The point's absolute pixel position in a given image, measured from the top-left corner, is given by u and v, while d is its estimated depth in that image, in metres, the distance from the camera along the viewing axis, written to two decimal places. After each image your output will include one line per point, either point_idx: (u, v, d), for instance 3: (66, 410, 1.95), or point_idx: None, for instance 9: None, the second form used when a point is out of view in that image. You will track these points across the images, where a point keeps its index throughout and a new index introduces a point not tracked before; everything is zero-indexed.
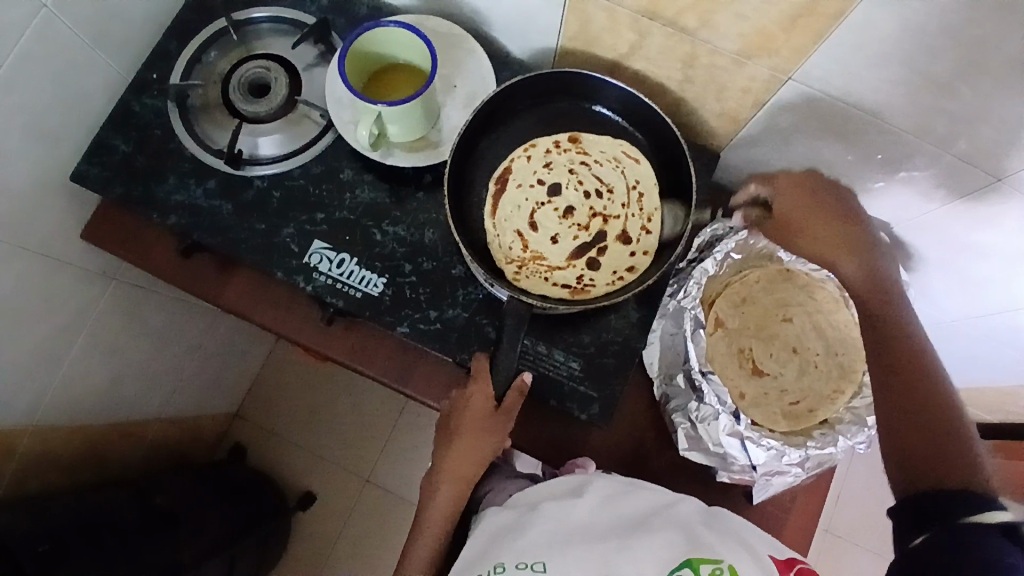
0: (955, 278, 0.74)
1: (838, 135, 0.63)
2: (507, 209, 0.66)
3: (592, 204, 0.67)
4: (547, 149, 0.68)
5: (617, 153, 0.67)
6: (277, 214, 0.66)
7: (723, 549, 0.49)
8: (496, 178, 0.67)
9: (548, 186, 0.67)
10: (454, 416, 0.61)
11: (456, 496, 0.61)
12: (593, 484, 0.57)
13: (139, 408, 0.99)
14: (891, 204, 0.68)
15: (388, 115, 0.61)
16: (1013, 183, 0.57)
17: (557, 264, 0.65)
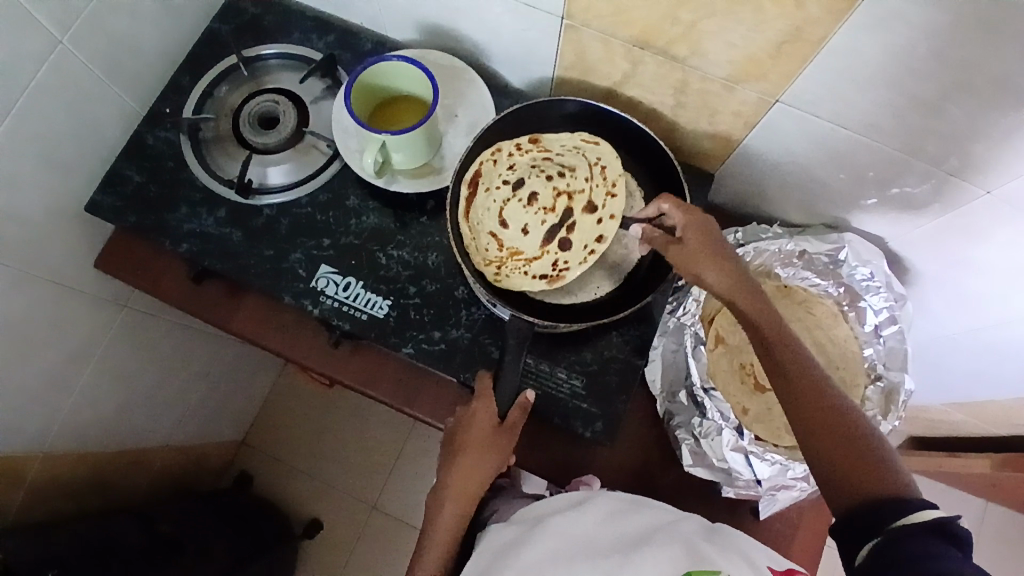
0: (949, 293, 0.75)
1: (829, 154, 0.64)
2: (478, 212, 0.66)
3: (556, 187, 0.67)
4: (510, 151, 0.68)
5: (575, 142, 0.68)
6: (285, 240, 0.68)
7: (723, 561, 0.49)
8: (466, 181, 0.67)
9: (513, 182, 0.67)
10: (457, 435, 0.62)
11: (459, 515, 0.60)
12: (595, 501, 0.58)
13: (147, 436, 1.00)
14: (886, 219, 0.70)
15: (392, 143, 0.63)
16: (1001, 196, 0.58)
17: (533, 256, 0.66)
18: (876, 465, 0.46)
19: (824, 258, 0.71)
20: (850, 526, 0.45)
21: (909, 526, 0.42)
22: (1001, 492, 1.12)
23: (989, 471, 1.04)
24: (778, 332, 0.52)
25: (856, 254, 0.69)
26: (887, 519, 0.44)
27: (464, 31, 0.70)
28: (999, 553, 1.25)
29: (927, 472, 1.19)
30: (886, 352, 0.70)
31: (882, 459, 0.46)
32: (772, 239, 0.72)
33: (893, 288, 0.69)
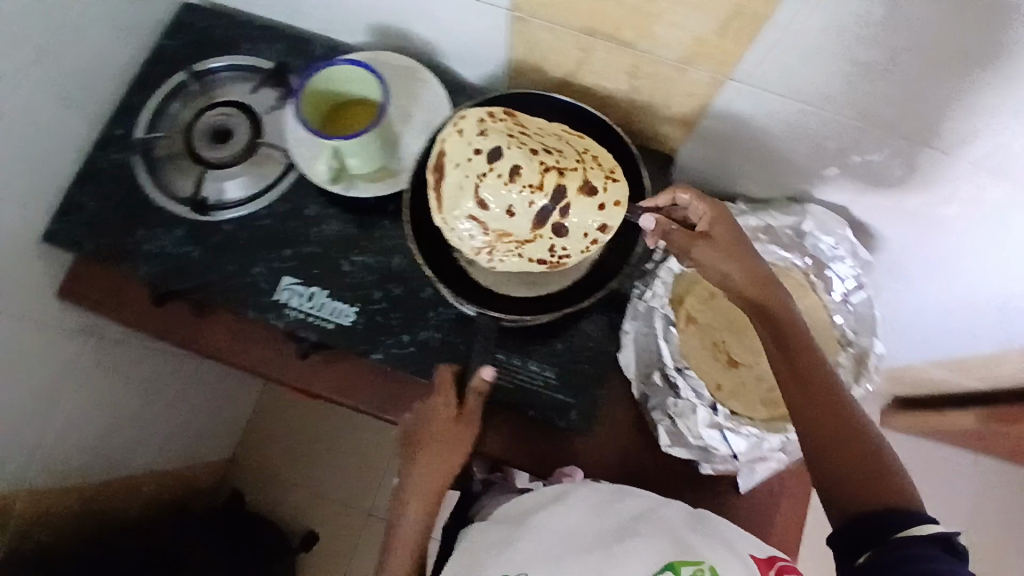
0: (916, 255, 0.76)
1: (785, 128, 0.64)
2: (451, 194, 0.59)
3: (543, 160, 0.57)
4: (481, 120, 0.59)
5: (557, 130, 0.61)
6: (247, 255, 0.67)
7: (707, 549, 0.50)
8: (432, 165, 0.60)
9: (488, 154, 0.58)
10: (416, 434, 0.61)
11: (424, 516, 0.60)
12: (578, 494, 0.58)
13: (133, 462, 0.99)
14: (848, 188, 0.70)
15: (346, 148, 0.61)
16: (958, 154, 0.58)
17: (525, 239, 0.59)
18: (885, 477, 0.47)
19: (789, 232, 0.72)
20: (851, 528, 0.46)
21: (909, 536, 0.43)
22: (990, 444, 1.13)
23: (975, 425, 1.05)
24: (799, 334, 0.52)
25: (821, 224, 0.70)
26: (891, 527, 0.44)
27: (413, 30, 0.69)
28: (995, 505, 1.25)
29: (915, 430, 1.20)
30: (857, 318, 0.70)
31: (891, 472, 0.47)
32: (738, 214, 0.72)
33: (859, 256, 0.70)
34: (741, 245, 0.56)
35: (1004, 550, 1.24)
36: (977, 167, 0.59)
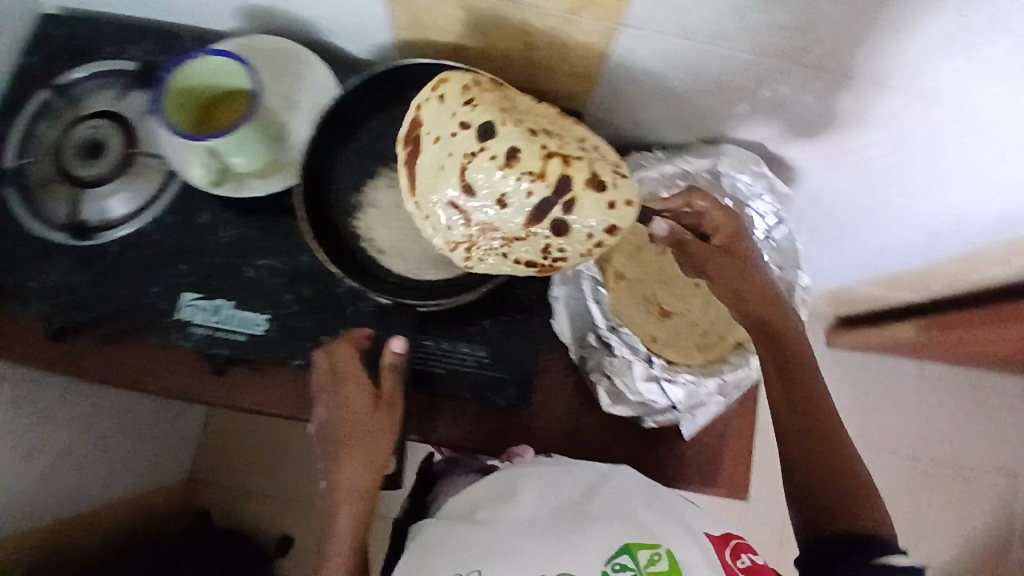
0: (836, 181, 0.75)
1: (688, 71, 0.62)
2: (429, 173, 0.52)
3: (543, 143, 0.50)
4: (464, 87, 0.53)
5: (549, 111, 0.54)
6: (142, 275, 0.63)
7: (663, 531, 0.51)
8: (408, 138, 0.54)
9: (477, 130, 0.50)
10: (336, 429, 0.59)
11: (357, 515, 0.58)
12: (526, 479, 0.58)
13: (80, 502, 0.95)
14: (761, 124, 0.68)
15: (223, 146, 0.55)
16: (860, 77, 0.57)
17: (513, 236, 0.51)
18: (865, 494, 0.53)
19: (705, 176, 0.70)
20: (831, 542, 0.52)
21: (888, 564, 0.50)
22: (930, 351, 1.17)
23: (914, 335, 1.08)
24: (804, 358, 0.55)
25: (735, 162, 0.69)
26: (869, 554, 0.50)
27: (283, 10, 0.63)
28: (938, 405, 1.32)
29: (860, 346, 1.24)
30: (783, 252, 0.68)
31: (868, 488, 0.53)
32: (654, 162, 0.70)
33: (776, 191, 0.70)
34: (756, 271, 0.53)
35: (948, 446, 1.31)
36: (881, 88, 0.58)
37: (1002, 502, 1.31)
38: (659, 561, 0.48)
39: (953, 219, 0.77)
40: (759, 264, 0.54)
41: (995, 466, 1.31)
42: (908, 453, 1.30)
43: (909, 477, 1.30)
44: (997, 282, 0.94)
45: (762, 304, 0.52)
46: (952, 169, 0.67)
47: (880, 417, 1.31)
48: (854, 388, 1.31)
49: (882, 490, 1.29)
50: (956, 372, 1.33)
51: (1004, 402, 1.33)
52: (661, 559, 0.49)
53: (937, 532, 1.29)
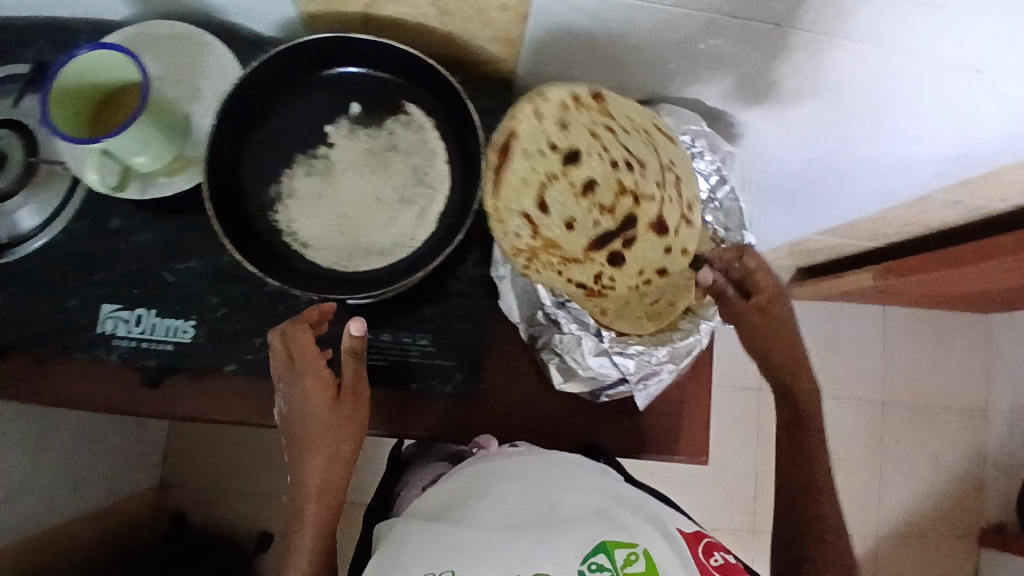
0: (781, 135, 0.72)
1: (616, 33, 0.55)
2: (511, 183, 0.48)
3: (621, 177, 0.48)
4: (564, 104, 0.49)
5: (641, 127, 0.53)
6: (58, 290, 0.59)
7: (638, 529, 0.51)
8: (498, 143, 0.48)
9: (563, 153, 0.47)
10: (297, 422, 0.55)
11: (324, 507, 0.56)
12: (495, 473, 0.55)
13: (45, 522, 0.92)
14: (699, 83, 0.64)
15: (117, 147, 0.52)
16: (802, 28, 0.52)
17: (572, 256, 0.50)
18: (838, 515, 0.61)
19: None
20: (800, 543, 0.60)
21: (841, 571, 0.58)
22: (891, 296, 1.18)
23: (873, 282, 1.09)
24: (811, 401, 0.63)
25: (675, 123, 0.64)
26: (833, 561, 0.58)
27: None
28: (899, 348, 1.36)
29: (822, 296, 1.26)
30: (727, 213, 0.66)
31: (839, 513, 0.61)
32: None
33: (717, 149, 0.66)
34: (787, 325, 0.61)
35: (910, 386, 1.36)
36: (820, 38, 0.54)
37: (964, 435, 1.36)
38: (635, 561, 0.49)
39: (899, 160, 0.74)
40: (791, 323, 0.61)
41: (955, 402, 1.37)
42: (874, 397, 1.34)
43: (876, 419, 1.34)
44: (949, 224, 0.95)
45: (783, 350, 0.62)
46: (893, 114, 0.64)
47: (844, 362, 1.34)
48: (819, 337, 1.33)
49: (850, 434, 1.33)
50: (915, 313, 1.37)
51: (961, 340, 1.38)
52: (638, 558, 0.49)
53: (905, 469, 1.34)
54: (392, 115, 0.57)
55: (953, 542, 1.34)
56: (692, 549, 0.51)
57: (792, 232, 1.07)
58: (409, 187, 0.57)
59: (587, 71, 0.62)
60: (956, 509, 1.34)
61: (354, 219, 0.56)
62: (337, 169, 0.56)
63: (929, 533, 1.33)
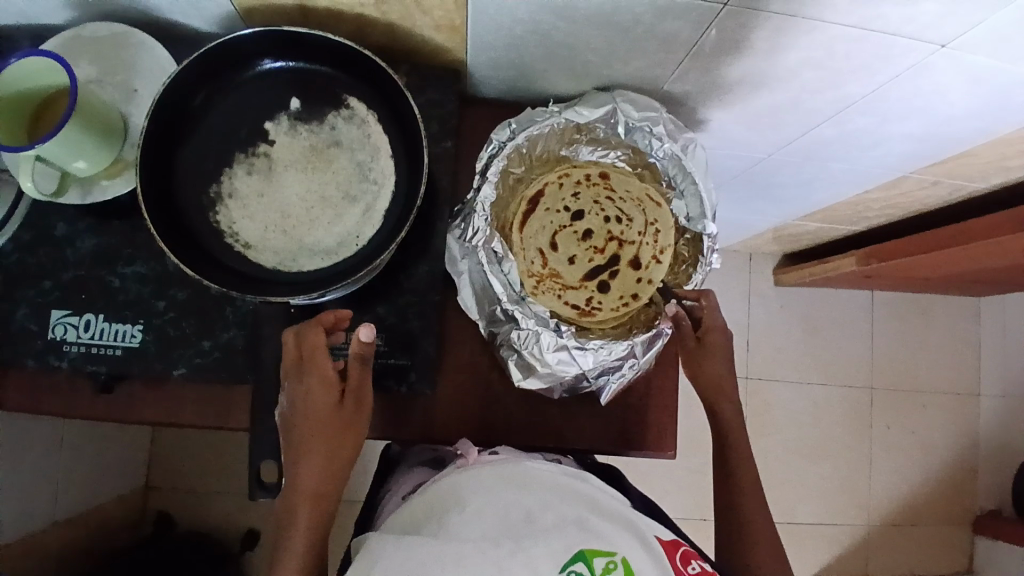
0: (745, 120, 0.70)
1: (558, 15, 0.52)
2: (533, 228, 0.64)
3: (610, 229, 0.64)
4: (579, 178, 0.65)
5: (642, 192, 0.65)
6: (2, 296, 0.58)
7: (614, 536, 0.48)
8: (528, 197, 0.64)
9: (573, 212, 0.64)
10: (295, 423, 0.54)
11: (315, 515, 0.54)
12: (469, 484, 0.51)
13: (26, 523, 0.91)
14: (656, 66, 0.60)
15: (50, 154, 0.51)
16: (749, 6, 0.48)
17: (571, 284, 0.63)
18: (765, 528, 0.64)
19: (603, 127, 0.64)
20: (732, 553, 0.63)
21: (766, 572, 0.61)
22: (877, 280, 1.16)
23: (855, 268, 1.08)
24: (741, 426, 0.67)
25: (633, 109, 0.62)
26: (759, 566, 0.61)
27: None
28: (887, 333, 1.35)
29: (807, 283, 1.24)
30: (687, 202, 0.64)
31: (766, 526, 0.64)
32: (548, 118, 0.62)
33: (677, 135, 0.63)
34: (717, 361, 0.67)
35: (899, 371, 1.35)
36: (773, 15, 0.50)
37: (956, 418, 1.35)
38: (614, 570, 0.46)
39: (869, 141, 0.72)
40: (725, 362, 0.67)
41: (945, 387, 1.36)
42: (862, 383, 1.33)
43: (866, 405, 1.33)
44: (930, 205, 0.93)
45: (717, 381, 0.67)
46: (857, 92, 0.61)
47: (832, 349, 1.33)
48: (806, 325, 1.32)
49: (840, 422, 1.31)
50: (902, 298, 1.36)
51: (949, 323, 1.37)
52: (617, 568, 0.46)
53: (897, 455, 1.33)
54: (334, 110, 0.56)
55: (948, 527, 1.33)
56: (670, 557, 0.49)
57: (771, 219, 1.06)
58: (354, 183, 0.55)
59: (539, 59, 0.60)
60: (950, 493, 1.33)
61: (297, 219, 0.55)
62: (279, 167, 0.55)
63: (922, 518, 1.32)
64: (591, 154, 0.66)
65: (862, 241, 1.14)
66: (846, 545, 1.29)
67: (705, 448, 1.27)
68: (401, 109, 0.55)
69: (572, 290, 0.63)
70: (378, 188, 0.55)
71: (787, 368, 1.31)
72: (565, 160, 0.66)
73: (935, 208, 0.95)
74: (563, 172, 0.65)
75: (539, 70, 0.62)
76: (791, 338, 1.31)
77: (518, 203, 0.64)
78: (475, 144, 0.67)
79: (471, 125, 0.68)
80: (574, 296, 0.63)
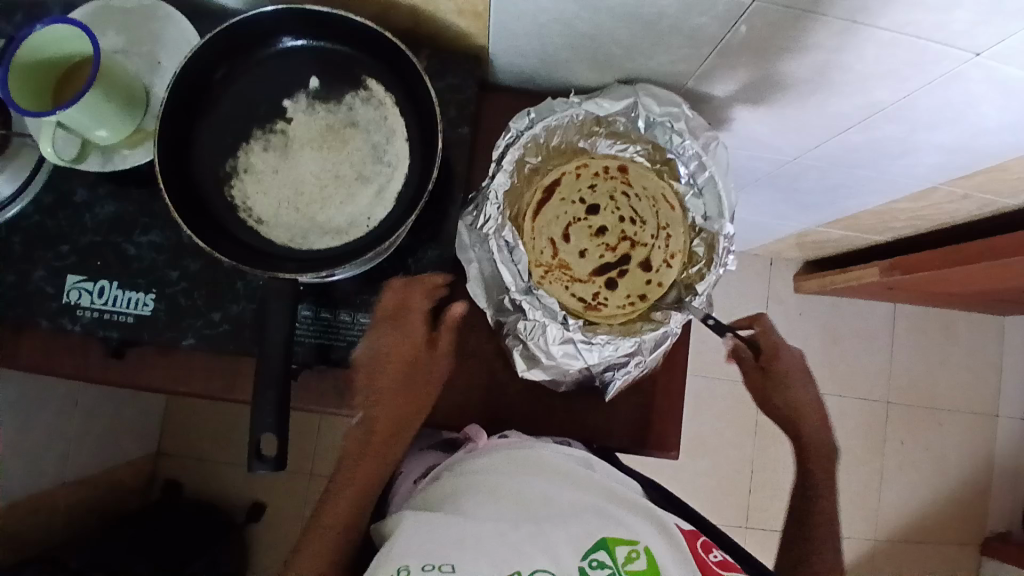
0: (773, 122, 0.68)
1: (581, 3, 0.51)
2: (546, 218, 0.65)
3: (624, 228, 0.65)
4: (596, 172, 0.66)
5: (659, 192, 0.65)
6: (22, 258, 0.59)
7: (635, 526, 0.47)
8: (544, 186, 0.65)
9: (588, 205, 0.65)
10: (377, 371, 0.59)
11: (372, 463, 0.57)
12: (482, 470, 0.51)
13: (35, 481, 0.93)
14: (681, 61, 0.59)
15: (70, 121, 0.52)
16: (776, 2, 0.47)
17: (580, 277, 0.64)
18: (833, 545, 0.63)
19: (623, 120, 0.63)
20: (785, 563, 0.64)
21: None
22: (901, 292, 1.13)
23: (878, 278, 1.06)
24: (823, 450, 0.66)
25: (653, 103, 0.60)
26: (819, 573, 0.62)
27: None
28: (908, 348, 1.32)
29: (828, 291, 1.22)
30: (705, 201, 0.64)
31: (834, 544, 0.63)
32: (568, 108, 0.61)
33: (698, 134, 0.61)
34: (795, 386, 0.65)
35: (917, 386, 1.32)
36: (802, 13, 0.48)
37: (974, 439, 1.32)
38: (637, 558, 0.43)
39: (898, 149, 0.70)
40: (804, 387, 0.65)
41: (965, 406, 1.32)
42: (878, 397, 1.30)
43: (880, 419, 1.30)
44: (959, 218, 0.91)
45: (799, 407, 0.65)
46: (885, 99, 0.60)
47: (850, 360, 1.30)
48: (825, 334, 1.30)
49: (853, 434, 1.29)
50: (925, 312, 1.32)
51: (975, 341, 1.33)
52: (639, 557, 0.44)
53: (909, 472, 1.30)
54: (352, 90, 0.56)
55: (959, 548, 1.30)
56: (691, 543, 0.47)
57: (794, 224, 1.04)
58: (368, 164, 0.55)
59: (562, 48, 0.59)
60: (961, 513, 1.30)
61: (311, 198, 0.55)
62: (295, 145, 0.55)
63: (931, 537, 1.29)
64: (609, 148, 0.66)
65: (887, 251, 1.11)
66: (851, 559, 1.27)
67: (711, 452, 1.26)
68: (417, 91, 0.55)
69: (580, 283, 0.64)
70: (391, 171, 0.55)
71: None
72: (582, 152, 0.66)
73: (964, 221, 0.93)
74: (581, 164, 0.66)
75: (562, 58, 0.61)
76: (809, 346, 1.29)
77: (534, 192, 0.65)
78: (493, 131, 0.67)
79: (490, 112, 0.67)
80: (581, 289, 0.64)
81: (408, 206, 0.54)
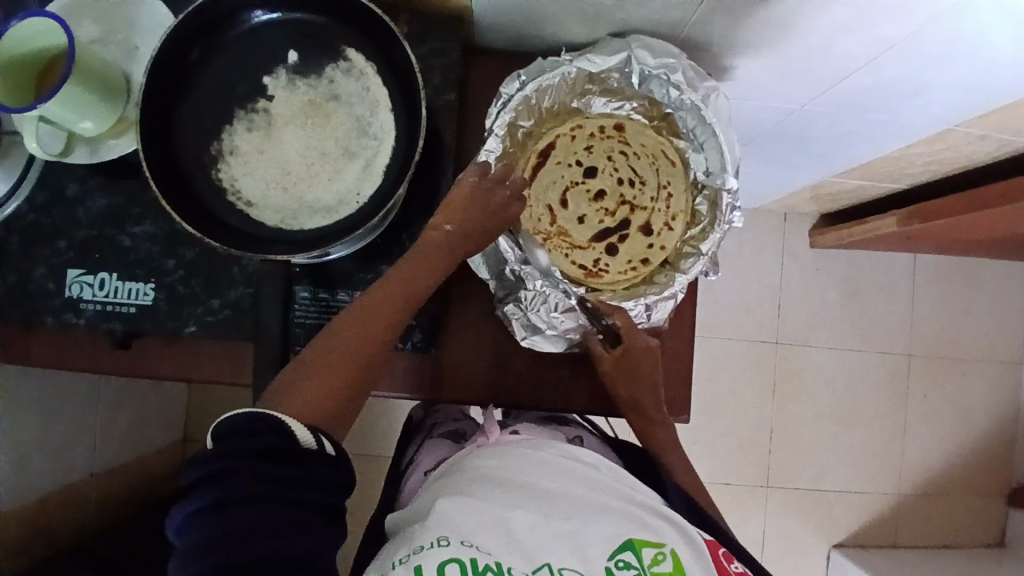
0: (774, 67, 0.65)
1: None
2: (542, 184, 0.64)
3: (623, 191, 0.65)
4: (592, 133, 0.65)
5: (657, 149, 0.64)
6: (21, 256, 0.59)
7: (661, 529, 0.49)
8: (539, 150, 0.64)
9: (586, 168, 0.65)
10: (475, 209, 0.55)
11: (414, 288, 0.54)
12: (499, 466, 0.55)
13: (66, 474, 0.95)
14: (674, 7, 0.56)
15: (53, 114, 0.51)
16: None
17: (579, 244, 0.64)
18: None
19: (616, 76, 0.60)
20: None
21: None
22: (920, 241, 1.09)
23: (896, 228, 1.02)
24: None
25: (649, 49, 0.57)
26: None
27: None
28: (929, 299, 1.28)
29: (844, 244, 1.18)
30: (707, 155, 0.61)
31: None
32: (560, 65, 0.58)
33: (698, 84, 0.57)
34: None
35: (940, 337, 1.28)
36: None
37: (1000, 387, 1.29)
38: (662, 560, 0.47)
39: (910, 89, 0.66)
40: None
41: (990, 354, 1.29)
42: (899, 349, 1.27)
43: (901, 371, 1.27)
44: (979, 160, 0.87)
45: None
46: (894, 35, 0.56)
47: (869, 314, 1.27)
48: (843, 289, 1.26)
49: (875, 389, 1.27)
50: (947, 260, 1.28)
51: (999, 288, 1.29)
52: (665, 559, 0.47)
53: (934, 425, 1.28)
54: (333, 62, 0.55)
55: (984, 498, 1.28)
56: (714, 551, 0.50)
57: (807, 176, 1.00)
58: (353, 137, 0.54)
59: (548, 3, 0.56)
60: (988, 465, 1.28)
61: (299, 176, 0.54)
62: (278, 123, 0.54)
63: (957, 488, 1.27)
64: (604, 106, 0.64)
65: (905, 199, 1.07)
66: (875, 515, 1.26)
67: (733, 414, 1.24)
68: (397, 58, 0.53)
69: (580, 250, 0.64)
70: (378, 141, 0.54)
71: (819, 332, 1.26)
72: (576, 112, 0.65)
73: (983, 163, 0.89)
74: (576, 125, 0.64)
75: (549, 14, 0.58)
76: (826, 302, 1.26)
77: (529, 158, 0.64)
78: (482, 97, 0.65)
79: (477, 77, 0.65)
80: (582, 256, 0.64)
81: (398, 178, 0.53)
